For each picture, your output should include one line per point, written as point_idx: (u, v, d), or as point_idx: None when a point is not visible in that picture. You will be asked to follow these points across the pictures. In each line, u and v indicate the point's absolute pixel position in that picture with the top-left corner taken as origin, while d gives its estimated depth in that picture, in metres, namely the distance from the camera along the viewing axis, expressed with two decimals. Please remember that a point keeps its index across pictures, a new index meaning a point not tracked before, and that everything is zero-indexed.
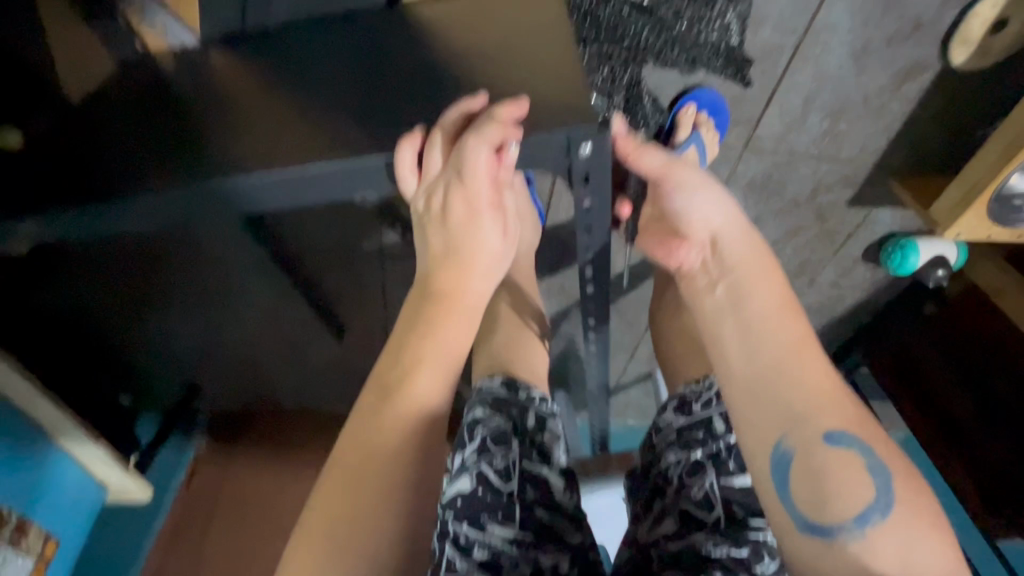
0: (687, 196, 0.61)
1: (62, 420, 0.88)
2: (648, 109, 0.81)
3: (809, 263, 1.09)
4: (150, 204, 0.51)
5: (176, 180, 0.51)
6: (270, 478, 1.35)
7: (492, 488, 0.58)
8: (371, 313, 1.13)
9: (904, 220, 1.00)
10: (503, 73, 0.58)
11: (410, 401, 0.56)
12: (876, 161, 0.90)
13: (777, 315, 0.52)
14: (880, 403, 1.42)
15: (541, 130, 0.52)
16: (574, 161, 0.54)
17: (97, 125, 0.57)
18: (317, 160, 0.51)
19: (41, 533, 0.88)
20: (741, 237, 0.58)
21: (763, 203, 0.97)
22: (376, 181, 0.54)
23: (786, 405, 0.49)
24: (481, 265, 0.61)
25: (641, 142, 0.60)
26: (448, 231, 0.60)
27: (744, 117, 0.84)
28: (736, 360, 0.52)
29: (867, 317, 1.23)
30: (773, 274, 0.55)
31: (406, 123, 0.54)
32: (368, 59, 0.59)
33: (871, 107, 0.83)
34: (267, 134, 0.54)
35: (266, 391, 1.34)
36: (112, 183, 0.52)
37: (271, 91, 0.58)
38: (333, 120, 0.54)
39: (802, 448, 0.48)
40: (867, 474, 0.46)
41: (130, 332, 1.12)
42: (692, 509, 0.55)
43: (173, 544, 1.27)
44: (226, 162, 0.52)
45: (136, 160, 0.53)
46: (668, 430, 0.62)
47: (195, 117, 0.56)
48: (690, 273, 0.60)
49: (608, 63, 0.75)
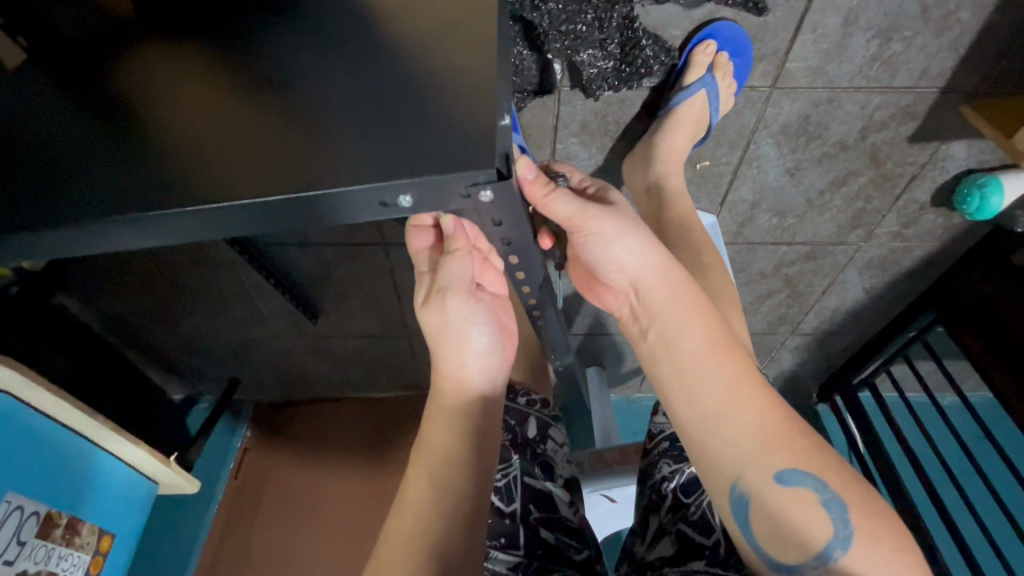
0: (600, 244, 0.57)
1: (94, 425, 0.90)
2: (649, 53, 0.69)
3: (865, 214, 0.94)
4: (122, 231, 0.43)
5: (108, 207, 0.42)
6: (312, 465, 1.40)
7: (495, 509, 0.62)
8: (384, 301, 1.11)
9: (983, 153, 0.83)
10: (450, 38, 0.46)
11: (438, 440, 0.60)
12: (942, 86, 0.74)
13: (706, 358, 0.53)
14: (959, 364, 1.25)
15: (431, 173, 0.40)
16: (478, 206, 0.45)
17: (8, 140, 0.47)
18: (248, 190, 0.41)
19: (94, 530, 0.93)
20: (660, 279, 0.57)
21: (802, 150, 0.83)
22: (348, 211, 0.42)
23: (734, 450, 0.50)
24: (462, 343, 0.64)
25: (551, 190, 0.54)
26: (445, 325, 0.63)
27: (768, 51, 0.71)
28: (678, 404, 0.54)
29: (940, 269, 1.07)
30: (701, 311, 0.55)
31: (337, 85, 0.45)
32: (293, 30, 0.49)
33: (932, 20, 0.67)
34: (190, 126, 0.45)
35: (301, 382, 1.37)
36: (33, 210, 0.43)
37: (196, 53, 0.49)
38: (250, 132, 0.44)
39: (756, 490, 0.49)
40: (821, 510, 0.48)
41: (160, 329, 1.16)
42: (689, 530, 0.57)
43: (226, 531, 1.34)
44: (176, 176, 0.43)
45: (94, 168, 0.44)
46: (660, 436, 0.66)
47: (128, 123, 0.46)
48: (623, 318, 0.62)
49: (590, 5, 0.64)
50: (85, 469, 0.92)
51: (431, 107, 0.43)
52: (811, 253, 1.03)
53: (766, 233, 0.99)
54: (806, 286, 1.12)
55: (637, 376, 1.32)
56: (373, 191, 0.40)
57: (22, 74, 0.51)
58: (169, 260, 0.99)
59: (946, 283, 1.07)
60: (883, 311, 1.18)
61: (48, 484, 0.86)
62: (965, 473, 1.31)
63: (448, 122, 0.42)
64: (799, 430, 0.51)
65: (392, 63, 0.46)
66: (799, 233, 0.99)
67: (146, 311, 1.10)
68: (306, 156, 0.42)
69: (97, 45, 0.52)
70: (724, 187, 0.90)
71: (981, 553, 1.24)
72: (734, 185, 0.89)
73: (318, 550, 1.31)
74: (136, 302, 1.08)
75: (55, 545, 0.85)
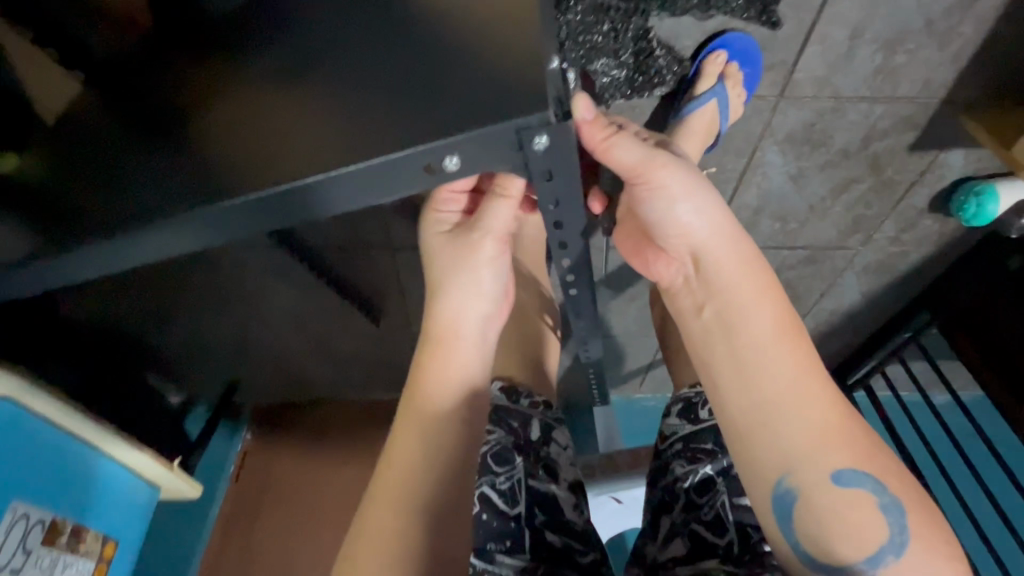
0: (662, 201, 0.56)
1: (99, 431, 0.90)
2: (662, 63, 0.72)
3: (864, 219, 0.96)
4: (172, 233, 0.44)
5: (156, 211, 0.44)
6: (312, 468, 1.40)
7: (496, 510, 0.60)
8: (389, 305, 1.11)
9: (979, 161, 0.85)
10: (471, 44, 0.45)
11: (431, 395, 0.63)
12: (943, 97, 0.76)
13: (775, 344, 0.53)
14: (951, 364, 1.28)
15: (477, 124, 0.40)
16: (529, 159, 0.43)
17: (71, 153, 0.51)
18: (306, 169, 0.42)
19: (98, 536, 0.92)
20: (724, 251, 0.56)
21: (805, 157, 0.85)
22: (378, 188, 0.43)
23: (790, 445, 0.50)
24: (465, 297, 0.65)
25: (613, 133, 0.54)
26: (447, 268, 0.66)
27: (777, 61, 0.73)
28: (729, 388, 0.53)
29: (935, 274, 1.09)
30: (769, 292, 0.55)
31: (370, 85, 0.45)
32: (317, 23, 0.50)
33: (936, 33, 0.69)
34: (243, 119, 0.47)
35: (301, 385, 1.37)
36: (94, 214, 0.46)
37: (240, 55, 0.51)
38: (268, 125, 0.46)
39: (806, 487, 0.49)
40: (879, 514, 0.48)
41: (161, 335, 1.15)
42: (703, 531, 0.59)
43: (228, 533, 1.34)
44: (217, 174, 0.44)
45: (145, 174, 0.46)
46: (674, 437, 0.68)
47: (174, 127, 0.49)
48: (674, 290, 0.60)
49: (606, 17, 0.65)
50: (90, 476, 0.91)
51: (448, 111, 0.42)
52: (811, 257, 1.05)
53: (768, 237, 1.01)
54: (804, 288, 1.14)
55: (637, 377, 1.34)
56: (416, 156, 0.41)
57: (77, 110, 0.54)
58: (170, 265, 0.99)
59: (940, 285, 1.10)
60: (878, 312, 1.21)
61: (54, 490, 0.85)
62: (956, 469, 1.34)
63: (461, 126, 0.41)
64: (868, 439, 0.51)
65: (410, 65, 0.45)
66: (800, 237, 1.01)
67: (147, 318, 1.10)
68: (350, 139, 0.43)
69: (139, 63, 0.54)
70: (729, 193, 0.91)
71: (970, 547, 1.27)
72: (739, 191, 0.90)
73: (321, 552, 1.31)
74: (135, 309, 1.07)
75: (60, 552, 0.85)
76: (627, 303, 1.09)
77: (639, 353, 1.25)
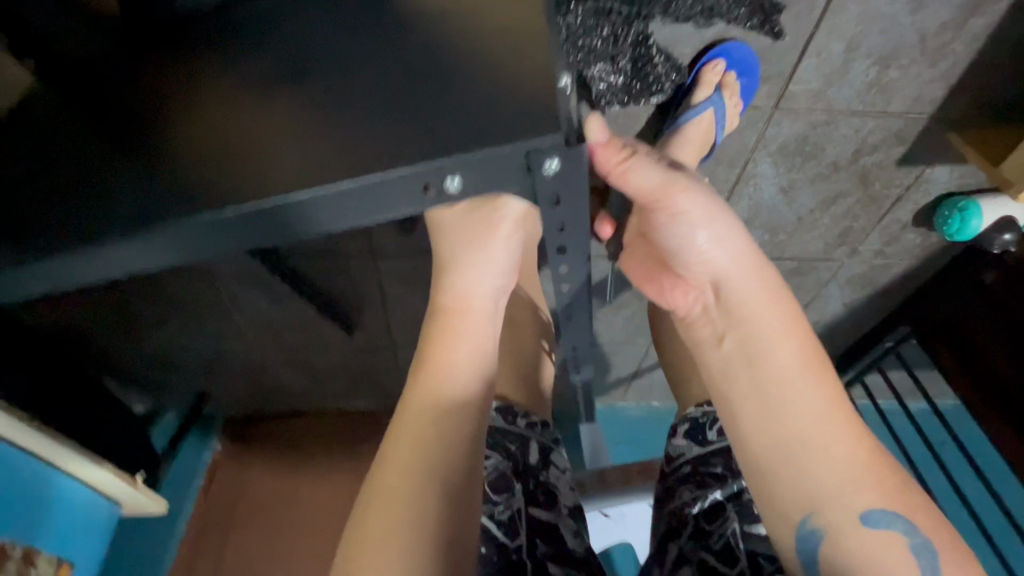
0: (682, 225, 0.55)
1: (52, 444, 0.84)
2: (660, 70, 0.71)
3: (851, 231, 0.97)
4: (136, 248, 0.40)
5: (117, 225, 0.40)
6: (286, 479, 1.34)
7: (496, 543, 0.58)
8: (369, 313, 1.07)
9: (963, 177, 0.86)
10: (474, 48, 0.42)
11: (433, 382, 0.60)
12: (932, 114, 0.77)
13: (796, 376, 0.51)
14: (927, 373, 1.31)
15: (489, 147, 0.37)
16: (539, 182, 0.40)
17: (27, 151, 0.46)
18: (308, 185, 0.38)
19: (53, 559, 0.85)
20: (746, 279, 0.55)
21: (796, 170, 0.84)
22: (387, 201, 0.39)
23: (814, 484, 0.49)
24: (470, 282, 0.65)
25: (630, 156, 0.53)
26: (452, 255, 0.65)
27: (774, 72, 0.72)
28: (748, 424, 0.52)
29: (914, 286, 1.11)
30: (790, 321, 0.53)
31: (364, 86, 0.42)
32: (301, 19, 0.48)
33: (928, 51, 0.70)
34: (226, 121, 0.43)
35: (274, 393, 1.31)
36: (53, 222, 0.42)
37: (220, 50, 0.48)
38: (258, 132, 0.42)
39: (832, 528, 0.48)
40: (910, 554, 0.46)
41: (125, 341, 1.08)
42: (713, 559, 0.57)
43: (196, 550, 1.27)
44: (186, 184, 0.40)
45: (109, 180, 0.42)
46: (680, 461, 0.67)
47: (142, 128, 0.45)
48: (691, 320, 0.58)
49: (607, 20, 0.64)
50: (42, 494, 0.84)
51: (452, 118, 0.39)
52: (797, 268, 1.06)
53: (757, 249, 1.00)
54: None
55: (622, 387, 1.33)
56: (418, 174, 0.38)
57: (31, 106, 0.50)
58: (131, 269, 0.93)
59: (919, 298, 1.12)
60: (858, 323, 1.22)
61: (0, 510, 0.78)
62: (931, 476, 1.37)
63: (468, 146, 0.38)
64: (896, 473, 0.50)
65: (407, 67, 0.43)
66: (788, 249, 1.01)
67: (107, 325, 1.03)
68: (360, 155, 0.39)
69: (106, 60, 0.50)
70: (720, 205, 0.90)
71: None
72: (731, 202, 0.90)
73: (296, 567, 1.25)
74: (94, 316, 1.01)
75: None
76: (614, 313, 1.08)
77: (625, 362, 1.24)
